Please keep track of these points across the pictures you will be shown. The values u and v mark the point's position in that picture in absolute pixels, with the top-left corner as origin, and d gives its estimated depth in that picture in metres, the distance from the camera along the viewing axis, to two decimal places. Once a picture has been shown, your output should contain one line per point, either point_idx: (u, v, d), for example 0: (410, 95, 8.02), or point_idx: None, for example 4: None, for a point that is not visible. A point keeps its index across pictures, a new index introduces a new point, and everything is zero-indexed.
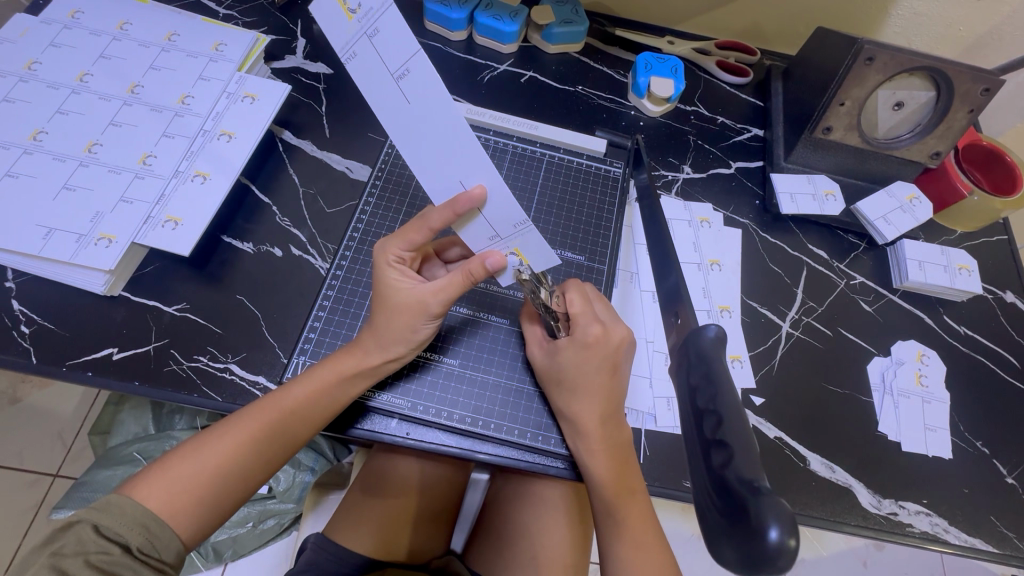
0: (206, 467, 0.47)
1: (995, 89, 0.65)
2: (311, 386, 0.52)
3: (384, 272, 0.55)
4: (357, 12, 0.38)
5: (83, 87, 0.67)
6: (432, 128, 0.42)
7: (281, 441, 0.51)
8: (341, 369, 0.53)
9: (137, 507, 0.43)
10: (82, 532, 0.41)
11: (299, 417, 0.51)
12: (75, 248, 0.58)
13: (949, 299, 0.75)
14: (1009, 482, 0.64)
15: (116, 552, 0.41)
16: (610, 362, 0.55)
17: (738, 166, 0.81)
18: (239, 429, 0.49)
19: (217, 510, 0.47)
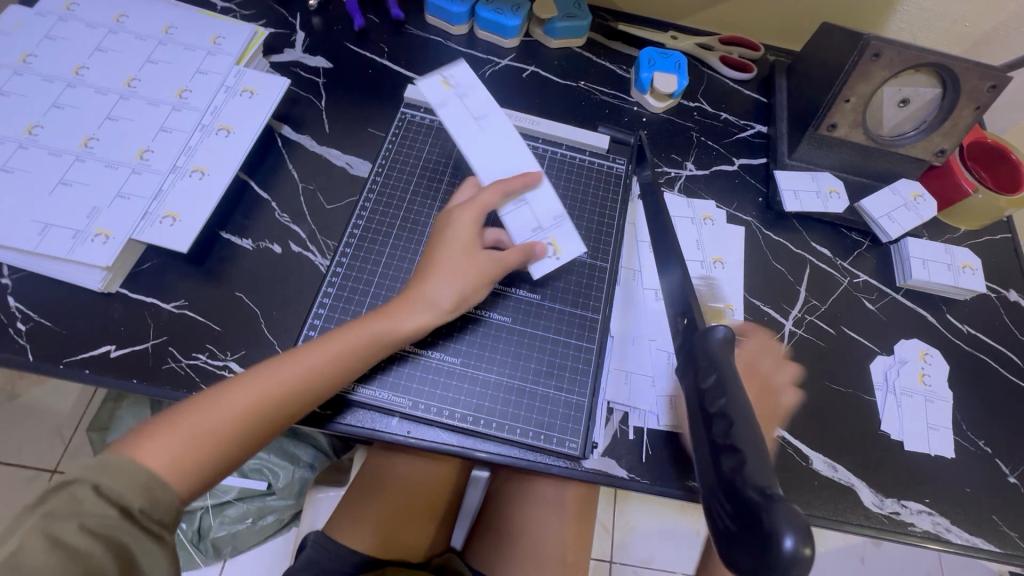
0: (216, 420, 0.47)
1: (1002, 86, 0.65)
2: (333, 349, 0.53)
3: (442, 246, 0.59)
4: (453, 85, 0.66)
5: (79, 81, 0.66)
6: (502, 146, 0.64)
7: (296, 400, 0.51)
8: (366, 334, 0.54)
9: (141, 459, 0.43)
10: (81, 492, 0.40)
11: (318, 378, 0.52)
12: (72, 244, 0.58)
13: (952, 298, 0.74)
14: (1011, 481, 0.64)
15: (111, 517, 0.40)
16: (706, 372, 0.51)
17: (741, 163, 0.80)
18: (259, 384, 0.49)
19: (219, 463, 0.47)
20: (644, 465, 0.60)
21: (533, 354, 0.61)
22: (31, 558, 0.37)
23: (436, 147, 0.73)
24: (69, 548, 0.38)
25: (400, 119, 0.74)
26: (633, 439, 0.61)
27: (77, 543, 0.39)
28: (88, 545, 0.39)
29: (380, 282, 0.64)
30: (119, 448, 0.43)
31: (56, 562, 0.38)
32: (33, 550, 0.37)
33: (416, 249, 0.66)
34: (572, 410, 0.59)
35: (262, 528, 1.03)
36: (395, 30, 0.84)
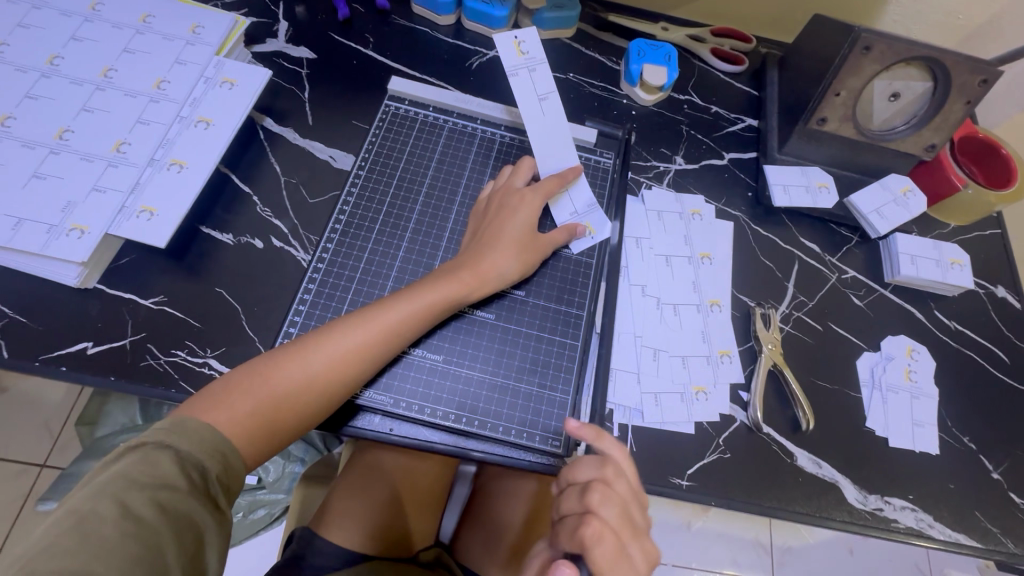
0: (278, 388, 0.50)
1: (992, 81, 0.64)
2: (381, 321, 0.54)
3: (505, 220, 0.62)
4: (525, 55, 0.67)
5: (53, 71, 0.65)
6: (555, 132, 0.68)
7: (355, 369, 0.53)
8: (413, 306, 0.56)
9: (211, 428, 0.46)
10: (160, 456, 0.43)
11: (371, 349, 0.53)
12: (46, 238, 0.56)
13: (940, 294, 0.74)
14: (995, 477, 0.64)
15: (180, 490, 0.42)
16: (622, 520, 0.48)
17: (731, 158, 0.79)
18: (320, 350, 0.52)
19: (282, 427, 0.50)
20: None
21: (517, 351, 0.61)
22: (99, 528, 0.39)
23: (420, 141, 0.72)
24: (136, 519, 0.40)
25: (383, 112, 0.73)
26: (617, 437, 0.60)
27: (144, 514, 0.40)
28: (153, 518, 0.40)
29: (362, 278, 0.63)
30: (189, 413, 0.47)
31: (123, 532, 0.39)
32: (102, 518, 0.39)
33: (398, 244, 0.65)
34: (556, 408, 0.59)
35: (253, 522, 1.03)
36: (381, 20, 0.82)
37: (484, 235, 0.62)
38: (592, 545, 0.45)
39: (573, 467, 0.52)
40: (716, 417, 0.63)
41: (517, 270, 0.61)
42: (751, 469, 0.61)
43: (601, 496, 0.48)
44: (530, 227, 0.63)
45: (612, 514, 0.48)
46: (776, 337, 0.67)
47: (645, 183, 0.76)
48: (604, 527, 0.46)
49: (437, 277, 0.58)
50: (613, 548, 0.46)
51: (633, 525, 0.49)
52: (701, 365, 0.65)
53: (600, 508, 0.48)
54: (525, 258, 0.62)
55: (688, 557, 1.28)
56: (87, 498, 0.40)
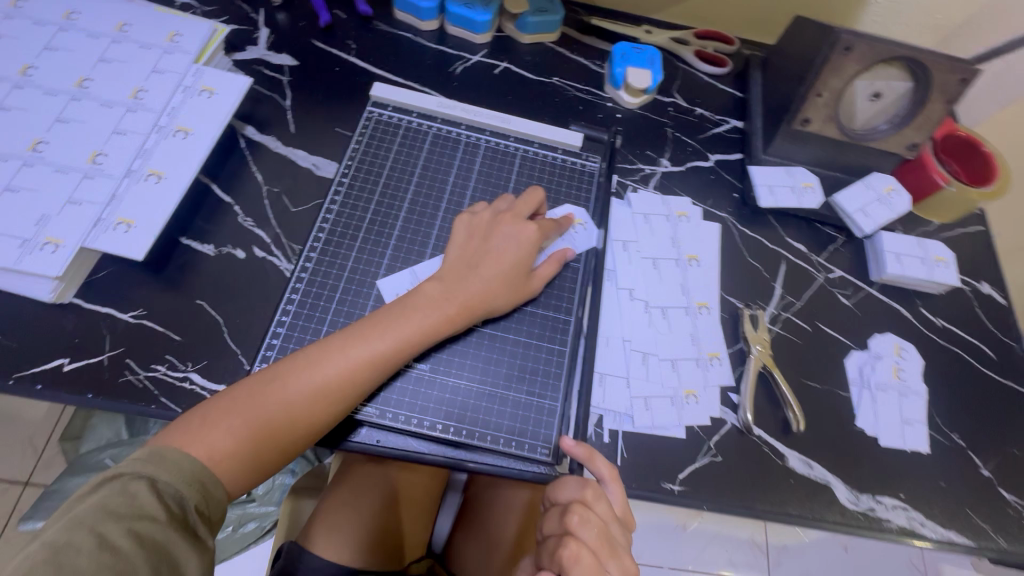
0: (259, 420, 0.48)
1: (972, 79, 0.64)
2: (364, 349, 0.52)
3: (495, 243, 0.60)
4: None
5: (27, 81, 0.63)
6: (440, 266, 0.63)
7: (335, 401, 0.51)
8: (397, 334, 0.53)
9: (192, 458, 0.46)
10: (137, 486, 0.43)
11: (352, 380, 0.51)
12: (19, 253, 0.55)
13: (926, 292, 0.74)
14: (985, 474, 0.64)
15: (158, 520, 0.42)
16: (603, 540, 0.48)
17: (716, 159, 0.80)
18: (296, 380, 0.50)
19: (265, 458, 0.49)
20: (619, 468, 0.59)
21: (504, 359, 0.60)
22: (75, 558, 0.39)
23: (404, 147, 0.71)
24: (113, 550, 0.40)
25: (367, 118, 0.72)
26: (608, 443, 0.60)
27: (121, 544, 0.40)
28: (129, 549, 0.40)
29: (347, 286, 0.62)
30: (169, 442, 0.46)
31: (98, 562, 0.39)
32: (78, 548, 0.39)
33: (383, 252, 0.64)
34: (545, 415, 0.58)
35: (243, 535, 1.01)
36: (363, 26, 0.82)
37: (464, 259, 0.59)
38: (569, 568, 0.45)
39: (558, 485, 0.52)
40: (707, 420, 0.62)
41: (506, 291, 0.59)
42: (743, 472, 0.61)
43: (579, 517, 0.48)
44: (527, 249, 0.61)
45: (591, 536, 0.47)
46: (765, 337, 0.67)
47: (631, 186, 0.75)
48: (581, 548, 0.46)
49: (419, 302, 0.55)
50: (591, 569, 0.46)
51: (613, 544, 0.48)
52: (691, 368, 0.65)
53: (579, 530, 0.47)
54: (514, 278, 0.60)
55: (684, 560, 1.28)
56: (64, 530, 0.40)
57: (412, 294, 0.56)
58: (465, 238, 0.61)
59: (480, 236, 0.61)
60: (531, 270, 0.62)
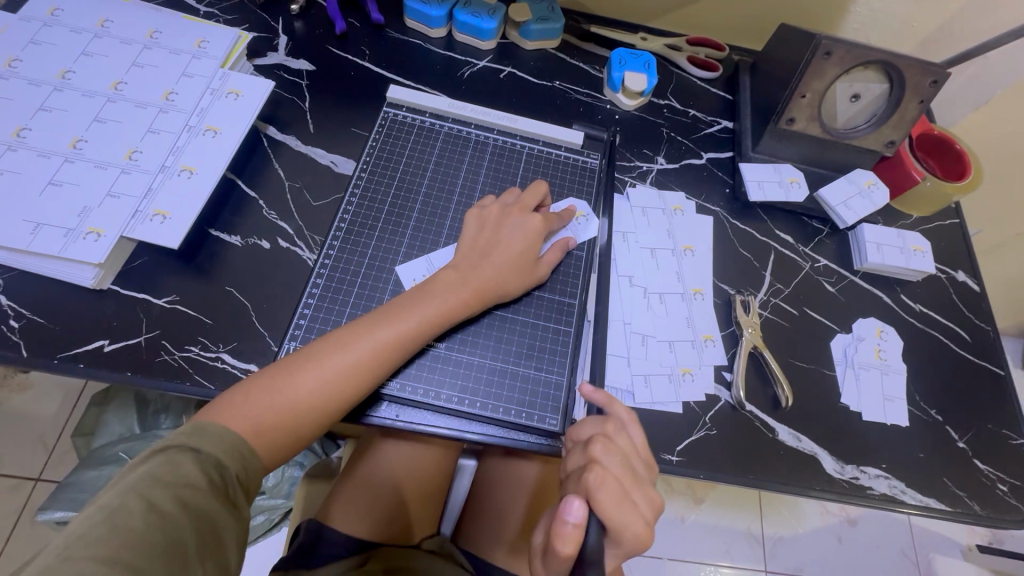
0: (294, 396, 0.52)
1: (943, 81, 0.70)
2: (388, 330, 0.56)
3: (505, 232, 0.65)
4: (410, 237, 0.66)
5: (66, 84, 0.68)
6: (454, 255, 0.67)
7: (362, 377, 0.55)
8: (418, 316, 0.58)
9: (231, 430, 0.49)
10: (182, 457, 0.46)
11: (378, 358, 0.56)
12: (64, 242, 0.59)
13: (906, 279, 0.80)
14: (961, 446, 0.69)
15: (201, 488, 0.45)
16: (626, 468, 0.52)
17: (708, 157, 0.85)
18: (326, 358, 0.54)
19: (298, 431, 0.53)
20: None
21: (514, 338, 0.65)
22: (127, 519, 0.41)
23: (417, 144, 0.76)
24: (161, 513, 0.42)
25: (383, 118, 0.77)
26: None
27: (168, 509, 0.42)
28: (176, 513, 0.43)
29: (367, 272, 0.66)
30: (210, 417, 0.50)
31: (148, 524, 0.41)
32: (129, 511, 0.41)
33: (400, 241, 0.69)
34: (553, 389, 0.63)
35: (252, 528, 1.04)
36: (376, 33, 0.87)
37: (477, 246, 0.64)
38: (597, 490, 0.49)
39: (579, 425, 0.57)
40: (702, 397, 0.67)
41: (516, 277, 0.64)
42: (737, 444, 0.65)
43: (603, 448, 0.52)
44: (533, 238, 0.66)
45: (614, 464, 0.52)
46: (755, 321, 0.72)
47: (629, 181, 0.80)
48: (607, 474, 0.50)
49: (436, 287, 0.60)
50: (615, 490, 0.50)
51: (635, 473, 0.52)
52: (687, 349, 0.69)
53: (602, 457, 0.52)
54: (523, 266, 0.65)
55: (682, 550, 1.32)
56: (115, 495, 0.42)
57: (431, 280, 0.61)
58: (476, 229, 0.66)
59: (491, 226, 0.66)
60: (538, 257, 0.67)
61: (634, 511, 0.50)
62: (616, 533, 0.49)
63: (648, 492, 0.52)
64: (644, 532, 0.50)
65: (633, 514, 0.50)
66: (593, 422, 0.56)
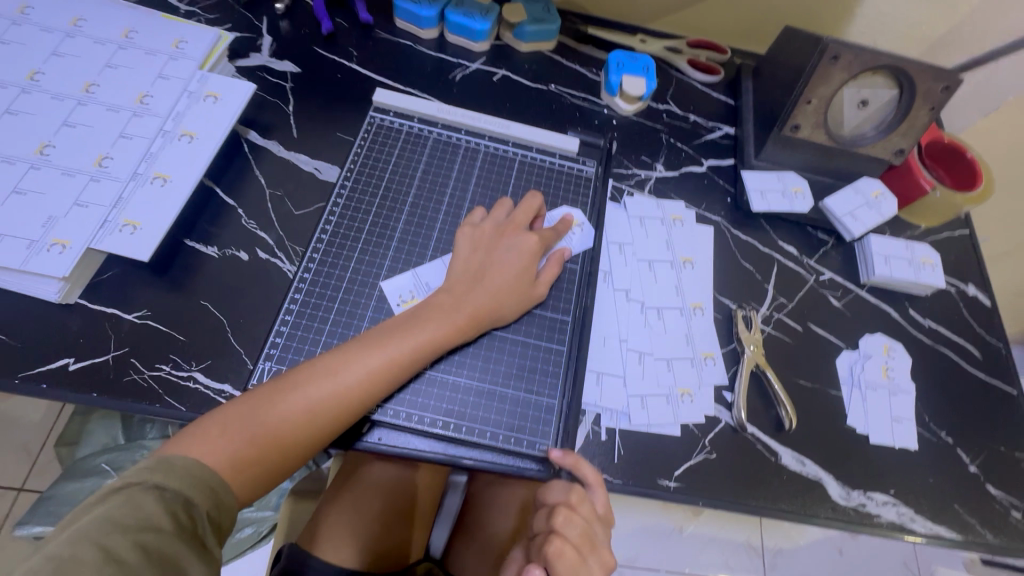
0: (273, 428, 0.49)
1: (955, 88, 0.67)
2: (376, 358, 0.53)
3: (501, 254, 0.62)
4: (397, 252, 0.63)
5: (34, 86, 0.65)
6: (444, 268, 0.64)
7: (346, 409, 0.51)
8: (408, 344, 0.55)
9: (203, 465, 0.45)
10: (145, 497, 0.42)
11: (363, 388, 0.52)
12: (27, 254, 0.56)
13: (914, 293, 0.76)
14: (972, 470, 0.66)
15: (164, 530, 0.41)
16: (586, 538, 0.53)
17: (709, 164, 0.81)
18: (309, 387, 0.51)
19: (274, 464, 0.49)
20: (615, 465, 0.60)
21: (503, 358, 0.61)
22: (80, 569, 0.37)
23: (405, 151, 0.72)
24: (118, 562, 0.38)
25: (369, 124, 0.74)
26: (605, 440, 0.61)
27: (127, 557, 0.39)
28: (136, 560, 0.39)
29: (348, 286, 0.63)
30: (179, 449, 0.46)
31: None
32: (82, 562, 0.38)
33: (385, 254, 0.65)
34: (543, 413, 0.59)
35: (239, 541, 1.01)
36: (364, 34, 0.83)
37: (470, 271, 0.61)
38: (555, 561, 0.50)
39: (547, 486, 0.56)
40: (702, 418, 0.64)
41: (512, 299, 0.61)
42: (738, 469, 0.62)
43: (563, 519, 0.52)
44: (529, 259, 0.63)
45: (575, 533, 0.52)
46: (757, 337, 0.69)
47: (627, 190, 0.77)
48: (566, 545, 0.51)
49: (431, 312, 0.57)
50: (574, 561, 0.51)
51: (594, 542, 0.54)
52: (686, 367, 0.66)
53: (565, 528, 0.52)
54: (520, 287, 0.61)
55: (681, 562, 1.29)
56: (67, 543, 0.38)
57: (423, 304, 0.58)
58: (470, 249, 0.62)
59: (485, 248, 0.62)
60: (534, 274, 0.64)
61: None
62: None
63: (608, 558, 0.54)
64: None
65: None
66: (559, 483, 0.56)
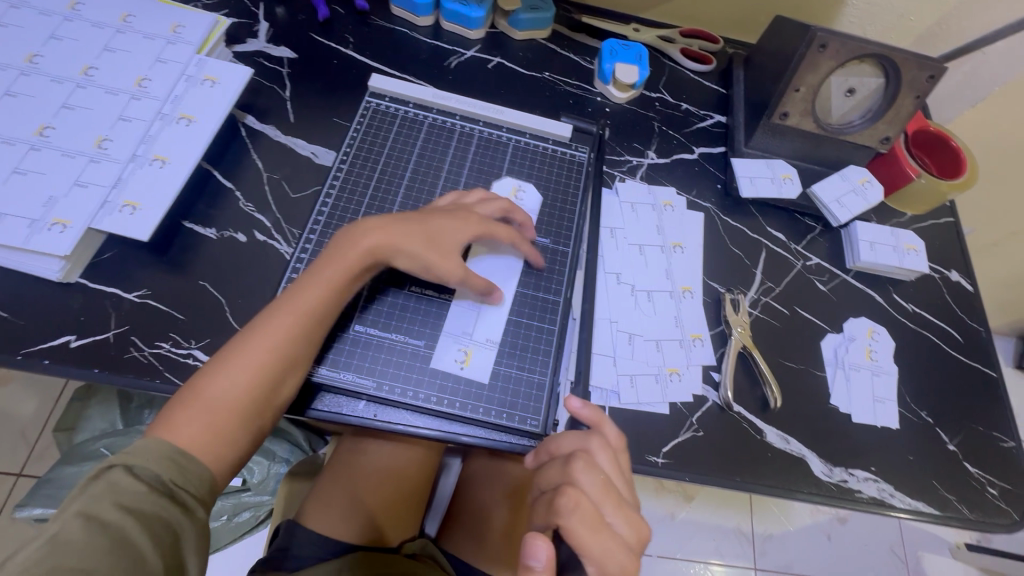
0: (214, 396, 0.50)
1: (939, 76, 0.68)
2: (294, 310, 0.54)
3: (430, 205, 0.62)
4: None
5: (33, 69, 0.65)
6: None
7: (282, 361, 0.53)
8: (317, 289, 0.56)
9: (161, 442, 0.47)
10: (115, 473, 0.43)
11: (288, 338, 0.53)
12: (28, 233, 0.57)
13: (898, 279, 0.78)
14: (950, 449, 0.68)
15: (143, 495, 0.43)
16: (607, 492, 0.49)
17: (700, 152, 0.83)
18: (243, 353, 0.52)
19: (238, 434, 0.51)
20: None
21: (495, 336, 0.63)
22: (73, 537, 0.39)
23: (400, 136, 0.73)
24: (103, 523, 0.41)
25: (365, 108, 0.75)
26: None
27: (110, 518, 0.41)
28: (125, 521, 0.41)
29: None
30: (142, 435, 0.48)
31: (89, 536, 0.40)
32: (67, 527, 0.40)
33: None
34: (535, 389, 0.61)
35: (238, 524, 1.03)
36: (361, 21, 0.84)
37: (387, 216, 0.61)
38: (568, 511, 0.47)
39: (559, 438, 0.55)
40: (689, 398, 0.66)
41: (442, 243, 0.60)
42: (724, 447, 0.64)
43: (593, 477, 0.50)
44: (461, 213, 0.62)
45: (593, 484, 0.49)
46: (745, 320, 0.70)
47: (619, 176, 0.79)
48: (580, 497, 0.48)
49: (334, 255, 0.58)
50: (591, 516, 0.47)
51: (616, 495, 0.50)
52: (674, 348, 0.68)
53: (580, 478, 0.50)
54: (451, 234, 0.61)
55: (673, 547, 1.31)
56: (58, 521, 0.40)
57: (331, 250, 0.59)
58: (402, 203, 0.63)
59: (405, 193, 0.63)
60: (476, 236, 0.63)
61: (613, 537, 0.47)
62: (595, 563, 0.46)
63: (638, 518, 0.50)
64: (627, 560, 0.46)
65: (611, 539, 0.47)
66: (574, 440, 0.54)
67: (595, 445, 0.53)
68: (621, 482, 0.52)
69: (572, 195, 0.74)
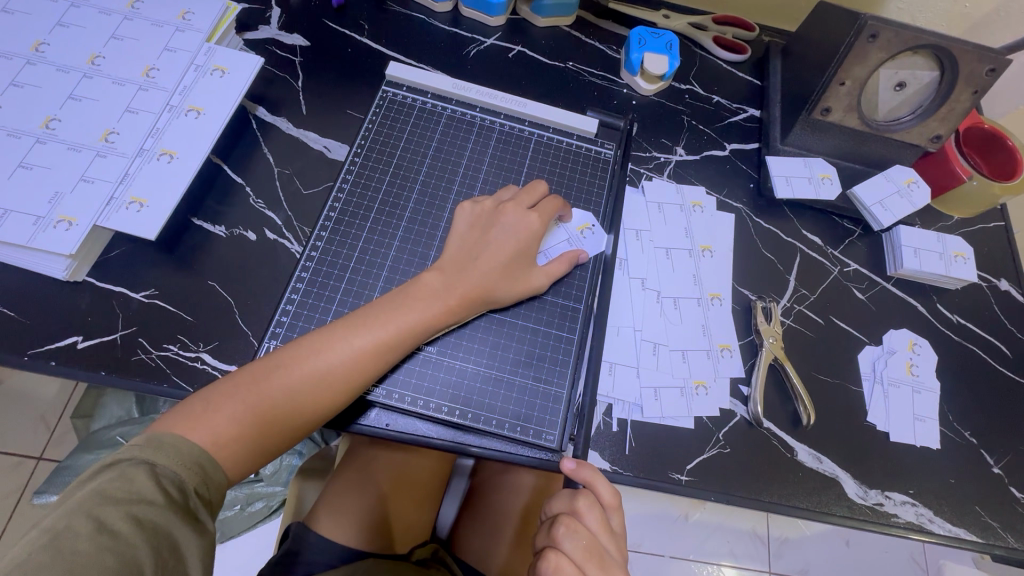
0: (271, 397, 0.48)
1: (1001, 69, 0.63)
2: (365, 338, 0.52)
3: (499, 232, 0.60)
4: None
5: (39, 58, 0.63)
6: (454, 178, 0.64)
7: (339, 385, 0.50)
8: (394, 324, 0.53)
9: (192, 441, 0.44)
10: (136, 471, 0.41)
11: (353, 366, 0.51)
12: (33, 231, 0.55)
13: (943, 287, 0.73)
14: (996, 472, 0.64)
15: (157, 503, 0.40)
16: (592, 555, 0.49)
17: (732, 149, 0.78)
18: (298, 364, 0.50)
19: (268, 444, 0.49)
20: (626, 457, 0.59)
21: (512, 345, 0.60)
22: (75, 543, 0.37)
23: (417, 128, 0.70)
24: (112, 533, 0.38)
25: (382, 98, 0.71)
26: (616, 432, 0.60)
27: (121, 530, 0.39)
28: (129, 534, 0.39)
29: (356, 266, 0.62)
30: (170, 426, 0.45)
31: (97, 546, 0.37)
32: (75, 534, 0.37)
33: (394, 231, 0.64)
34: (550, 402, 0.58)
35: (251, 514, 1.01)
36: (376, 7, 0.80)
37: (459, 251, 0.58)
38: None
39: (553, 496, 0.54)
40: (716, 412, 0.62)
41: (509, 283, 0.59)
42: (752, 465, 0.61)
43: (573, 539, 0.49)
44: (527, 239, 0.60)
45: (576, 547, 0.49)
46: (777, 330, 0.66)
47: (645, 174, 0.74)
48: (561, 560, 0.48)
49: (420, 292, 0.55)
50: None
51: (602, 556, 0.49)
52: (701, 359, 0.64)
53: (562, 541, 0.49)
54: (513, 268, 0.59)
55: (686, 549, 1.29)
56: (60, 515, 0.38)
57: (416, 283, 0.56)
58: (467, 226, 0.60)
59: (489, 221, 0.61)
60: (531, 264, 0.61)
61: None
62: None
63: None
64: None
65: None
66: (564, 501, 0.53)
67: (585, 503, 0.51)
68: (612, 540, 0.51)
69: (598, 194, 0.70)
